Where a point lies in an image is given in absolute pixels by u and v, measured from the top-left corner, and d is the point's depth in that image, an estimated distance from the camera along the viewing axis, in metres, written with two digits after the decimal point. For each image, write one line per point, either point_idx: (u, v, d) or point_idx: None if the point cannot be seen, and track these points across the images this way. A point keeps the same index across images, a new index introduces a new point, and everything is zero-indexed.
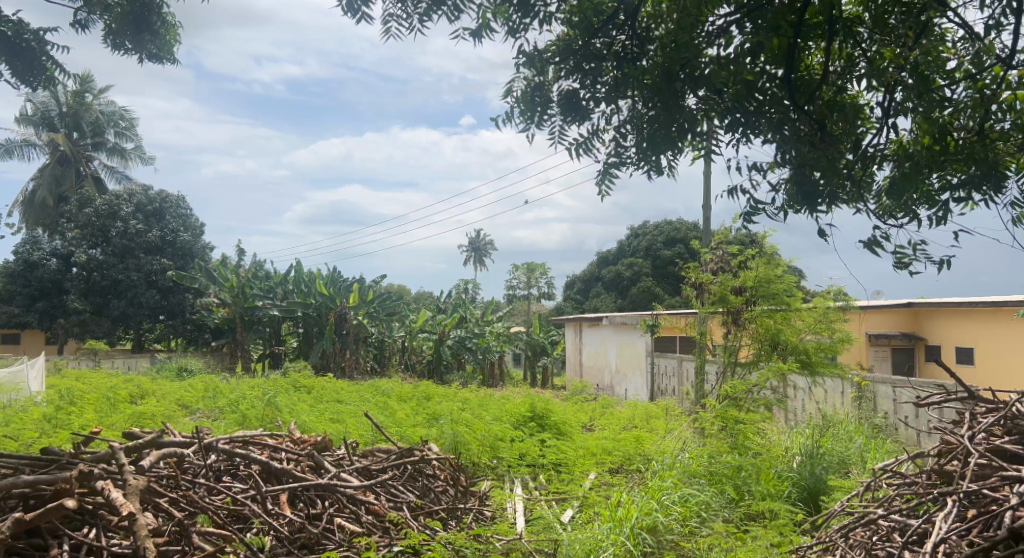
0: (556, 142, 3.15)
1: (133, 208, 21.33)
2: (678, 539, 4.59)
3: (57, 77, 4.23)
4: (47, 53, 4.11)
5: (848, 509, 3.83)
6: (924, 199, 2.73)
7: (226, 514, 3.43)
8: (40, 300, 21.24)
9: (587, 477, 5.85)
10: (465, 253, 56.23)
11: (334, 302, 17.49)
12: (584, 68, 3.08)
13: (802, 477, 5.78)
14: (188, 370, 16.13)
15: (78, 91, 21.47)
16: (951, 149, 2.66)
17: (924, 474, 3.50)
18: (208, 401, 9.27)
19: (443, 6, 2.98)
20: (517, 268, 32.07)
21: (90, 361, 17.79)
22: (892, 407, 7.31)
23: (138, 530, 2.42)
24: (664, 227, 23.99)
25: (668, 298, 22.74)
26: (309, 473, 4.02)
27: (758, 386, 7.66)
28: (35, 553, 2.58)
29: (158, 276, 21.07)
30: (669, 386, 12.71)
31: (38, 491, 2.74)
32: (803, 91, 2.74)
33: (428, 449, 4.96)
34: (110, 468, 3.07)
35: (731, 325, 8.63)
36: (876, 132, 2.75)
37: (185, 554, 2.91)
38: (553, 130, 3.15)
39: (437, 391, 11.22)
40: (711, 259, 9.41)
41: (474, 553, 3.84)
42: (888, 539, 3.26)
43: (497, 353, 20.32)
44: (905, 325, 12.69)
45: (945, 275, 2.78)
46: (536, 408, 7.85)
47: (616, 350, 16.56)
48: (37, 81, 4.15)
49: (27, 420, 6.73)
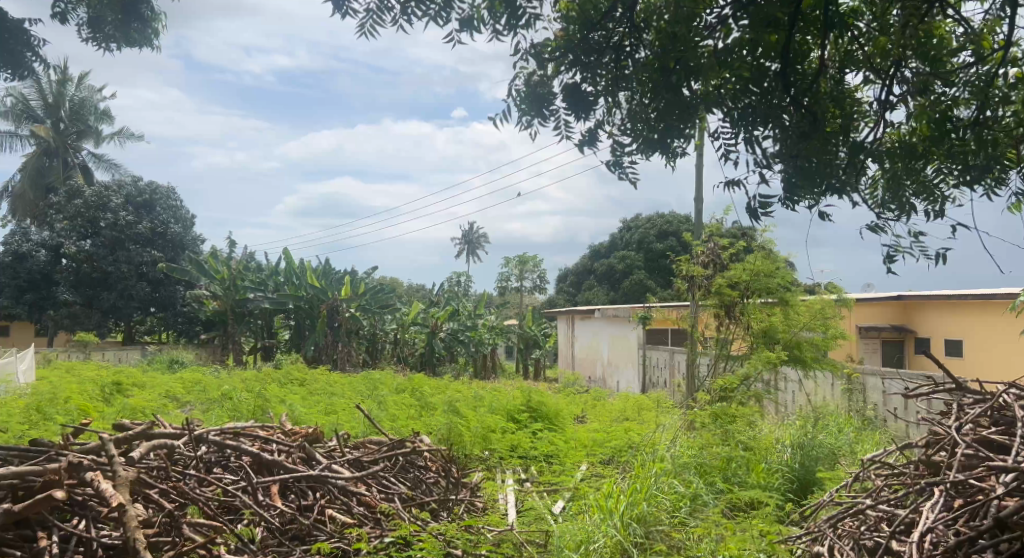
0: (563, 135, 3.01)
1: (123, 199, 21.30)
2: (667, 530, 4.55)
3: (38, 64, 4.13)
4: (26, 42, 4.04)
5: (837, 499, 3.93)
6: (924, 191, 2.68)
7: (217, 505, 3.45)
8: (30, 292, 21.12)
9: (578, 468, 5.84)
10: (459, 245, 56.50)
11: (325, 294, 17.44)
12: (585, 60, 3.04)
13: (792, 469, 5.80)
14: (179, 362, 16.15)
15: (62, 81, 21.28)
16: (949, 138, 2.61)
17: (912, 465, 3.52)
18: (199, 394, 9.27)
19: (431, 5, 2.84)
20: (509, 262, 32.18)
21: (80, 353, 17.69)
22: (881, 399, 7.33)
23: (128, 522, 2.38)
24: (656, 220, 24.08)
25: (661, 291, 22.85)
26: (300, 464, 4.05)
27: (749, 379, 7.69)
28: (24, 545, 2.55)
29: (149, 268, 20.96)
30: (661, 378, 12.76)
31: (26, 483, 2.71)
32: (798, 82, 2.66)
33: (420, 441, 4.96)
34: (100, 459, 3.05)
35: (725, 318, 8.73)
36: (873, 123, 2.70)
37: (176, 545, 2.85)
38: (560, 124, 3.06)
39: (427, 382, 11.29)
40: (702, 251, 9.19)
41: (466, 545, 3.80)
42: (876, 528, 3.30)
43: (490, 345, 20.30)
44: (895, 317, 12.81)
45: (946, 266, 2.52)
46: (530, 400, 7.90)
47: (608, 343, 16.60)
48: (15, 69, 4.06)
49: (15, 413, 6.71)
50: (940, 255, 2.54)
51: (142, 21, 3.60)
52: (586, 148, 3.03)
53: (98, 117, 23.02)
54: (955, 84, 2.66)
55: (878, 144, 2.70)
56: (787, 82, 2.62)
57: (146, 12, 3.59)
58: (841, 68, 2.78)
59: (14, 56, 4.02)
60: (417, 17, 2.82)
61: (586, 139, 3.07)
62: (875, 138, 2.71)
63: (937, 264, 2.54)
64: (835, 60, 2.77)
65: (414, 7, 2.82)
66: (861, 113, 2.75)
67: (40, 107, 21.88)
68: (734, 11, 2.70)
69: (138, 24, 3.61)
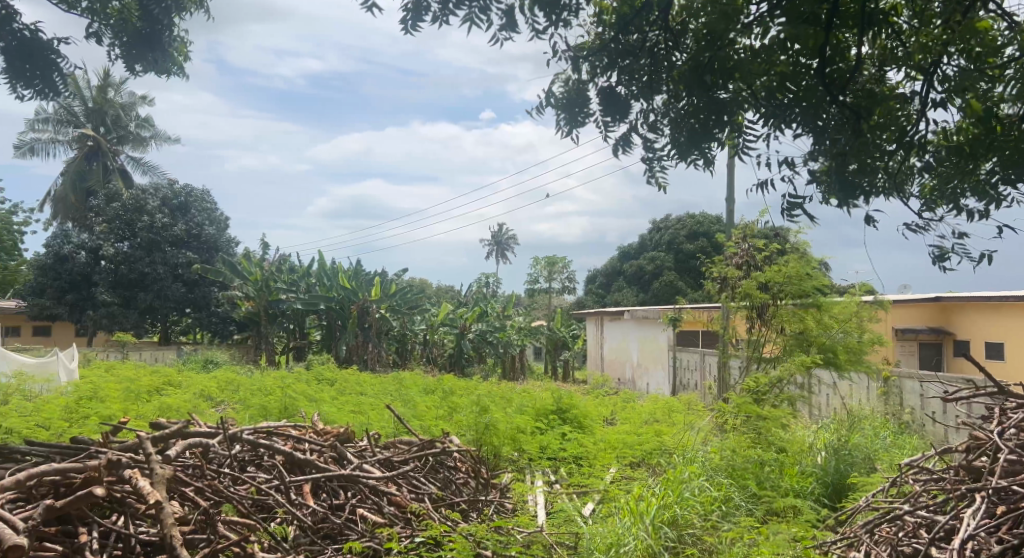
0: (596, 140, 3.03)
1: (159, 202, 21.70)
2: (700, 534, 4.52)
3: (57, 78, 3.74)
4: (53, 50, 3.67)
5: (873, 505, 3.82)
6: (976, 191, 2.64)
7: (251, 504, 3.50)
8: (70, 293, 21.52)
9: (608, 470, 5.80)
10: (487, 247, 56.68)
11: (356, 295, 17.68)
12: (620, 63, 3.02)
13: (826, 473, 5.71)
14: (214, 362, 16.49)
15: (102, 87, 21.87)
16: (997, 135, 2.54)
17: (952, 471, 3.45)
18: (233, 393, 9.42)
19: (468, 5, 2.85)
20: (538, 263, 32.11)
21: (118, 353, 18.08)
22: (919, 402, 7.19)
23: (165, 519, 2.41)
24: (686, 220, 23.83)
25: (691, 293, 22.64)
26: (332, 464, 4.10)
27: (782, 381, 7.56)
28: (66, 539, 2.62)
29: (183, 270, 21.36)
30: (691, 380, 12.64)
31: (68, 478, 2.79)
32: (838, 82, 2.61)
33: (450, 441, 5.01)
34: (137, 457, 3.12)
35: (756, 319, 8.60)
36: (916, 124, 2.65)
37: (210, 542, 2.90)
38: (594, 128, 3.06)
39: (458, 383, 11.35)
40: (735, 254, 9.18)
41: (496, 545, 3.80)
42: (914, 534, 3.24)
43: (518, 347, 20.23)
44: (933, 319, 12.51)
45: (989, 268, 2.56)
46: (559, 402, 7.87)
47: (637, 344, 16.51)
48: (28, 81, 3.66)
49: (56, 410, 6.85)
50: (984, 257, 2.59)
51: (160, 51, 3.70)
52: (619, 153, 3.05)
53: (137, 123, 23.61)
54: (1001, 79, 2.57)
55: (917, 144, 2.65)
56: (827, 81, 2.58)
57: (166, 42, 3.71)
58: (880, 66, 2.73)
59: (40, 71, 3.67)
60: (456, 14, 2.84)
61: (620, 143, 3.07)
62: (920, 139, 2.65)
63: (981, 265, 2.59)
64: (872, 60, 2.74)
65: (451, 8, 2.85)
66: (901, 111, 2.70)
67: (80, 113, 22.47)
68: (769, 9, 2.63)
69: (157, 53, 3.70)
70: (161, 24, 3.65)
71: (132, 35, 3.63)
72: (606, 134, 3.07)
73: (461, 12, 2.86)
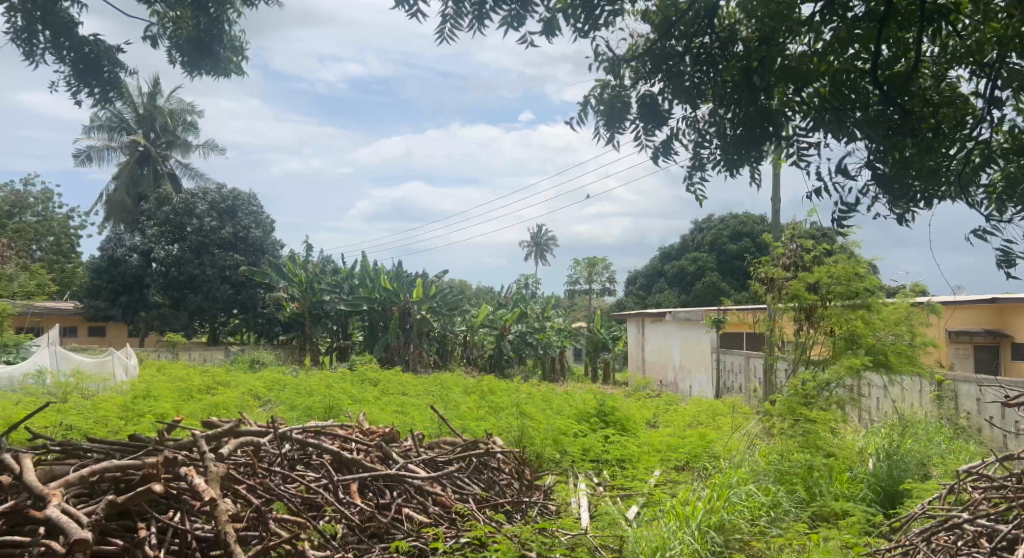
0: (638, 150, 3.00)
1: (208, 206, 22.23)
2: (747, 539, 4.47)
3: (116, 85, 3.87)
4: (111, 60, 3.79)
5: (929, 512, 3.68)
6: None
7: (300, 501, 3.55)
8: (123, 295, 22.11)
9: (652, 474, 5.75)
10: (527, 248, 56.76)
11: (397, 296, 17.84)
12: (665, 66, 2.92)
13: (879, 478, 5.57)
14: (260, 362, 16.83)
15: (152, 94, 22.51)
16: None
17: (1014, 477, 3.30)
18: (280, 393, 9.59)
19: (508, 7, 2.86)
20: (578, 264, 32.01)
21: (169, 353, 18.59)
22: (975, 407, 6.98)
23: (219, 515, 2.45)
24: (730, 221, 23.52)
25: (735, 294, 22.33)
26: (378, 463, 4.15)
27: (831, 384, 7.37)
28: (125, 534, 2.70)
29: (231, 271, 21.81)
30: (736, 383, 12.45)
31: (127, 475, 2.87)
32: (896, 84, 2.54)
33: (493, 442, 5.02)
34: (192, 456, 3.20)
35: (805, 322, 8.41)
36: (977, 124, 2.59)
37: (263, 539, 2.98)
38: (635, 138, 3.02)
39: (498, 383, 11.37)
40: (783, 254, 9.01)
41: (540, 547, 3.79)
42: (975, 544, 3.15)
43: (558, 348, 20.20)
44: (989, 322, 12.12)
45: None
46: (602, 405, 7.80)
47: (680, 346, 16.33)
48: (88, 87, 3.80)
49: (113, 408, 7.05)
50: None
51: (214, 59, 3.78)
52: (657, 160, 3.01)
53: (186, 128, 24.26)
54: None
55: (978, 145, 2.59)
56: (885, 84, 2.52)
57: (221, 52, 3.79)
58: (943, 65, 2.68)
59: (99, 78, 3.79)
60: (493, 18, 2.85)
61: (661, 150, 3.03)
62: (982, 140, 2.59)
63: None
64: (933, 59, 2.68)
65: (490, 9, 2.86)
66: (964, 110, 2.64)
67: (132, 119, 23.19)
68: (823, 12, 2.61)
69: (212, 61, 3.79)
70: (216, 33, 3.74)
71: (188, 45, 3.73)
72: (646, 143, 3.02)
73: (501, 14, 2.88)
